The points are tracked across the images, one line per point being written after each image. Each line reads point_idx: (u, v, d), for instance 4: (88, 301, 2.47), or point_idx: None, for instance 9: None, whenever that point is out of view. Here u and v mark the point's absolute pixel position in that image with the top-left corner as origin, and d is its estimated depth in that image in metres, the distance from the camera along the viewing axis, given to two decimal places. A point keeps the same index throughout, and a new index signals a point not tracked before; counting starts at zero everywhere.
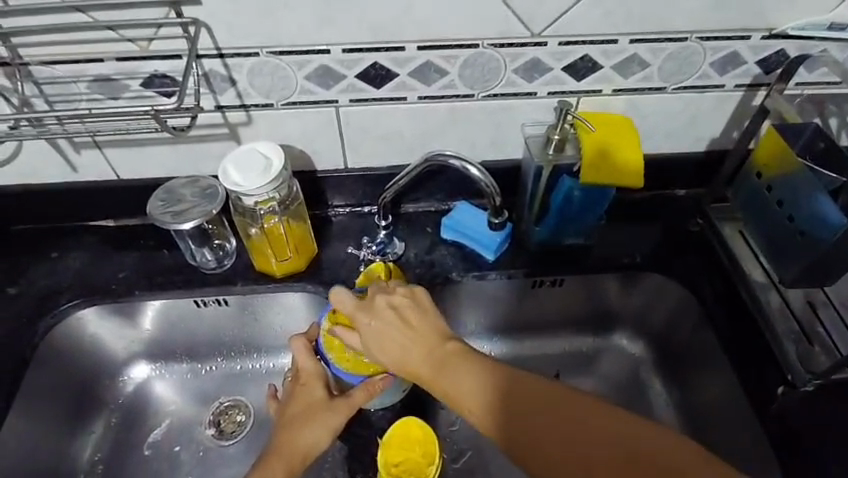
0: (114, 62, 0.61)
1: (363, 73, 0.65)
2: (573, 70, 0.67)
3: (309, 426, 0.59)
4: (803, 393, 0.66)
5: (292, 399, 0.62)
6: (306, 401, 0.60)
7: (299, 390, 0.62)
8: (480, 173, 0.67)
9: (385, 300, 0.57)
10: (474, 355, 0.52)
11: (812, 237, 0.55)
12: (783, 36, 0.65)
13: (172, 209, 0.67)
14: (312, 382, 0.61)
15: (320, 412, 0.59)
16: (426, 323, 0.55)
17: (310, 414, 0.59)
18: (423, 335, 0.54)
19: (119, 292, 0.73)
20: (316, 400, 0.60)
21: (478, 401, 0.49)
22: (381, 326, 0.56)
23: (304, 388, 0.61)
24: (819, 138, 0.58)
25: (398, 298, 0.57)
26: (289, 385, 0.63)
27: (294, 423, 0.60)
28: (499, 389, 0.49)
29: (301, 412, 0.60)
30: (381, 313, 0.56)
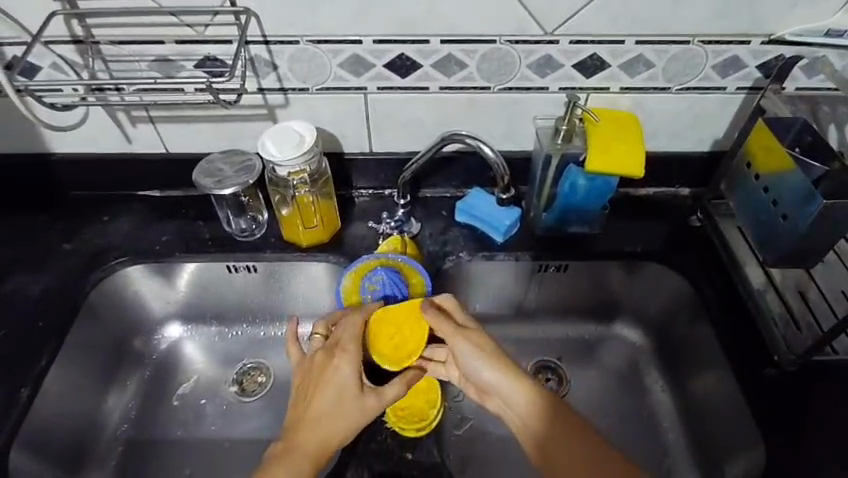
0: (173, 44, 0.69)
1: (391, 63, 0.72)
2: (582, 67, 0.73)
3: (339, 419, 0.59)
4: (787, 372, 0.71)
5: (322, 383, 0.60)
6: (340, 391, 0.59)
7: (333, 376, 0.60)
8: (494, 153, 0.74)
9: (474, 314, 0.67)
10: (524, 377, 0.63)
11: (794, 224, 0.64)
12: (781, 42, 0.70)
13: (214, 176, 0.75)
14: (349, 371, 0.60)
15: (353, 408, 0.59)
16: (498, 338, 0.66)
17: (343, 408, 0.59)
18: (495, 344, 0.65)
19: (162, 253, 0.81)
20: (351, 394, 0.60)
21: (534, 400, 0.61)
22: (475, 326, 0.66)
23: (340, 375, 0.60)
24: (805, 132, 0.68)
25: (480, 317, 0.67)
26: (319, 364, 0.62)
27: (324, 413, 0.59)
28: (541, 414, 0.60)
29: (334, 402, 0.59)
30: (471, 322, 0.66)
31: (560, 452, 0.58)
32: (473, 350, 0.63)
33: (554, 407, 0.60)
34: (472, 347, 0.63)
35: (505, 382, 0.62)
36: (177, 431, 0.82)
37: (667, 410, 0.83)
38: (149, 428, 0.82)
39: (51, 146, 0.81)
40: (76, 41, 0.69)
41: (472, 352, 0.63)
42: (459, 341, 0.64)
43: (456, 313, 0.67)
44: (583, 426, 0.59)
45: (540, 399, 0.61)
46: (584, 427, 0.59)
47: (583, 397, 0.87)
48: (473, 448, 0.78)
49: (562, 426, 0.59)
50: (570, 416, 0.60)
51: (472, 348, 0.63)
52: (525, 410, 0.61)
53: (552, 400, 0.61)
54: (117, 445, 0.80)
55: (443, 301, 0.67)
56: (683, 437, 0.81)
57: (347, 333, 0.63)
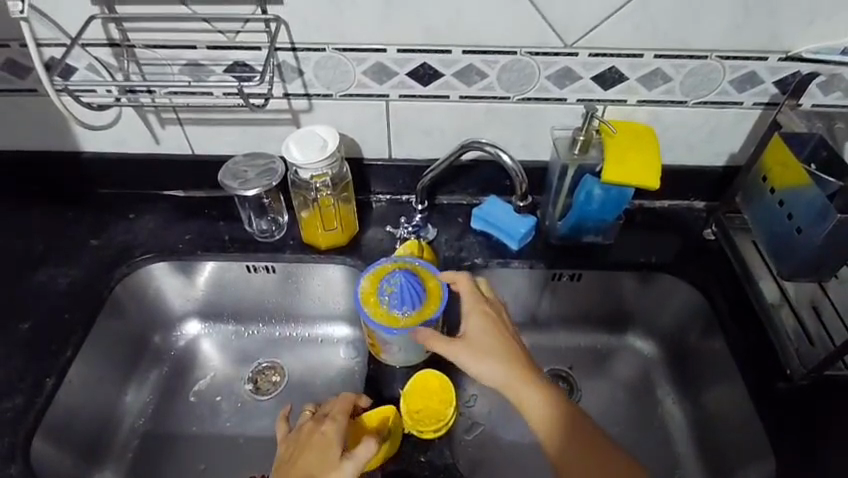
0: (205, 49, 0.72)
1: (413, 72, 0.74)
2: (601, 80, 0.74)
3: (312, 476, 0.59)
4: (799, 386, 0.71)
5: (306, 447, 0.63)
6: (318, 449, 0.62)
7: (317, 440, 0.63)
8: (511, 161, 0.76)
9: (478, 312, 0.68)
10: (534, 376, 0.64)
11: (811, 238, 0.65)
12: (798, 59, 0.71)
13: (239, 178, 0.77)
14: (333, 435, 0.63)
15: (326, 465, 0.60)
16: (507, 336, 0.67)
17: (319, 464, 0.60)
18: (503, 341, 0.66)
19: (184, 251, 0.83)
20: (330, 452, 0.61)
21: (545, 406, 0.62)
22: (488, 330, 0.66)
23: (323, 438, 0.63)
24: (821, 148, 0.68)
25: (487, 313, 0.68)
26: (306, 432, 0.65)
27: (301, 468, 0.60)
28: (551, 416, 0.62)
29: (312, 459, 0.61)
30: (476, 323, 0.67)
31: (568, 461, 0.60)
32: (472, 359, 0.65)
33: (564, 414, 0.62)
34: (480, 355, 0.64)
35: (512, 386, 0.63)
36: (193, 427, 0.84)
37: (680, 423, 0.83)
38: (166, 423, 0.84)
39: (81, 145, 0.84)
40: (113, 44, 0.71)
41: (474, 359, 0.64)
42: (464, 346, 0.65)
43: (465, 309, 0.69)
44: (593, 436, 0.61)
45: (552, 405, 0.62)
46: (594, 438, 0.61)
47: (594, 406, 0.87)
48: (483, 452, 0.79)
49: (571, 434, 0.61)
50: (582, 425, 0.62)
51: (483, 354, 0.64)
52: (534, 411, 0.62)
53: (563, 407, 0.62)
54: (134, 439, 0.82)
55: (461, 283, 0.70)
56: (694, 449, 0.80)
57: (337, 402, 0.66)
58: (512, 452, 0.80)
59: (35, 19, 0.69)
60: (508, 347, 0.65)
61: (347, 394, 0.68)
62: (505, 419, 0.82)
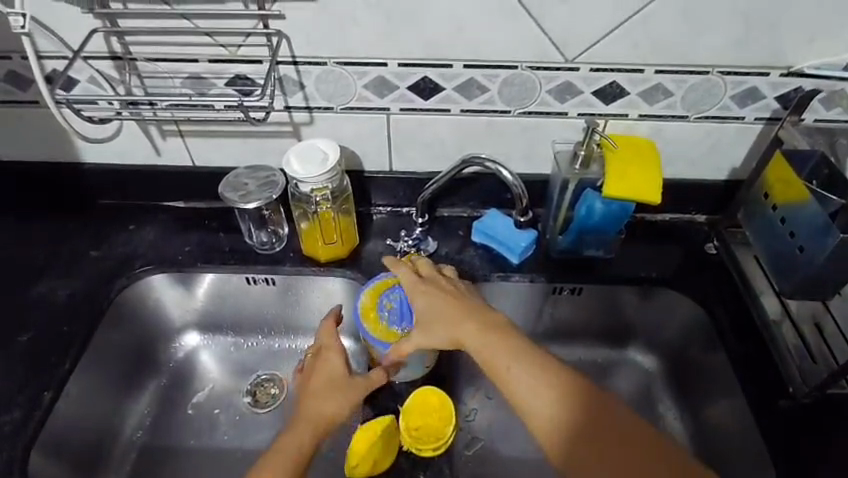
0: (207, 62, 0.72)
1: (414, 85, 0.74)
2: (602, 94, 0.74)
3: (330, 399, 0.66)
4: (802, 404, 0.70)
5: (314, 374, 0.68)
6: (328, 376, 0.67)
7: (322, 366, 0.68)
8: (513, 178, 0.75)
9: (423, 291, 0.68)
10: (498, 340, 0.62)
11: (812, 254, 0.64)
12: (800, 74, 0.71)
13: (239, 191, 0.77)
14: (335, 358, 0.68)
15: (340, 387, 0.66)
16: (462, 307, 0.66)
17: (332, 389, 0.66)
18: (457, 311, 0.65)
19: (184, 263, 0.83)
20: (339, 377, 0.67)
21: (514, 379, 0.60)
22: (435, 308, 0.66)
23: (328, 363, 0.68)
24: (823, 166, 0.68)
25: (436, 290, 0.68)
26: (311, 361, 0.70)
27: (317, 395, 0.66)
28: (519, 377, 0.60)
29: (324, 386, 0.67)
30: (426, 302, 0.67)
31: (544, 417, 0.58)
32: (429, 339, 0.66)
33: (536, 382, 0.59)
34: (430, 337, 0.66)
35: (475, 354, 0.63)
36: (191, 440, 0.83)
37: (681, 438, 0.82)
38: (164, 437, 0.84)
39: (83, 156, 0.84)
40: (115, 57, 0.72)
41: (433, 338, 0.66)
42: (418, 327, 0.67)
43: (412, 293, 0.69)
44: (571, 401, 0.58)
45: (522, 377, 0.60)
46: (573, 403, 0.58)
47: None
48: (483, 468, 0.79)
49: (548, 403, 0.58)
50: (559, 391, 0.58)
51: (436, 329, 0.65)
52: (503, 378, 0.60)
53: (535, 374, 0.59)
54: (132, 452, 0.81)
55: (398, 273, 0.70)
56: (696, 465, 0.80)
57: (326, 334, 0.70)
58: (511, 468, 0.79)
59: (37, 32, 0.69)
60: (463, 321, 0.64)
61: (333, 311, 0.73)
62: (505, 434, 0.81)
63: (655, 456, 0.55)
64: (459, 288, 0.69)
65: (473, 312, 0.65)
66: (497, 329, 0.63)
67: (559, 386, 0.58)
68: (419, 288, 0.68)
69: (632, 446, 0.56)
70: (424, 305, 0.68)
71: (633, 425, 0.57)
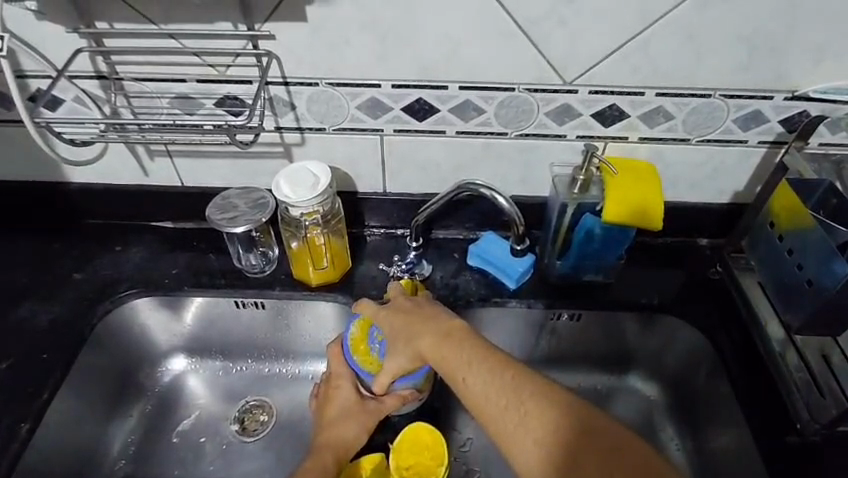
0: (195, 83, 0.70)
1: (409, 107, 0.72)
2: (602, 117, 0.72)
3: (347, 424, 0.66)
4: (810, 441, 0.67)
5: (329, 403, 0.70)
6: (343, 403, 0.69)
7: (336, 394, 0.70)
8: (507, 203, 0.73)
9: (385, 315, 0.65)
10: (465, 346, 0.56)
11: (820, 286, 0.63)
12: (806, 98, 0.69)
13: (227, 214, 0.74)
14: (347, 384, 0.70)
15: (356, 412, 0.67)
16: (427, 318, 0.61)
17: (347, 414, 0.67)
18: (422, 324, 0.61)
19: (171, 286, 0.81)
20: (353, 403, 0.68)
21: (484, 398, 0.53)
22: (398, 330, 0.62)
23: (341, 391, 0.69)
24: (830, 195, 0.66)
25: (402, 309, 0.64)
26: (325, 388, 0.71)
27: (333, 423, 0.67)
28: (490, 383, 0.53)
29: (339, 413, 0.68)
30: (393, 321, 0.64)
31: (519, 425, 0.50)
32: (402, 360, 0.62)
33: (507, 399, 0.52)
34: (397, 362, 0.62)
35: (443, 364, 0.57)
36: (176, 471, 0.81)
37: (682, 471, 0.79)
38: (147, 466, 0.81)
39: (68, 175, 0.82)
40: (101, 76, 0.70)
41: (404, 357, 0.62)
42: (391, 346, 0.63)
43: (377, 316, 0.66)
44: (546, 417, 0.49)
45: (491, 394, 0.52)
46: (549, 421, 0.49)
47: None
48: None
49: (522, 423, 0.50)
50: (532, 407, 0.50)
51: (405, 346, 0.61)
52: (472, 387, 0.54)
53: (505, 390, 0.52)
54: None
55: (364, 309, 0.67)
56: None
57: (335, 362, 0.71)
58: None
59: (20, 52, 0.68)
60: (426, 339, 0.59)
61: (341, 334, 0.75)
62: (502, 466, 0.78)
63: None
64: (422, 305, 0.63)
65: (438, 327, 0.59)
66: (463, 333, 0.58)
67: (532, 403, 0.50)
68: (385, 310, 0.65)
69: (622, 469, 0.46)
70: (391, 325, 0.64)
71: (622, 443, 0.48)
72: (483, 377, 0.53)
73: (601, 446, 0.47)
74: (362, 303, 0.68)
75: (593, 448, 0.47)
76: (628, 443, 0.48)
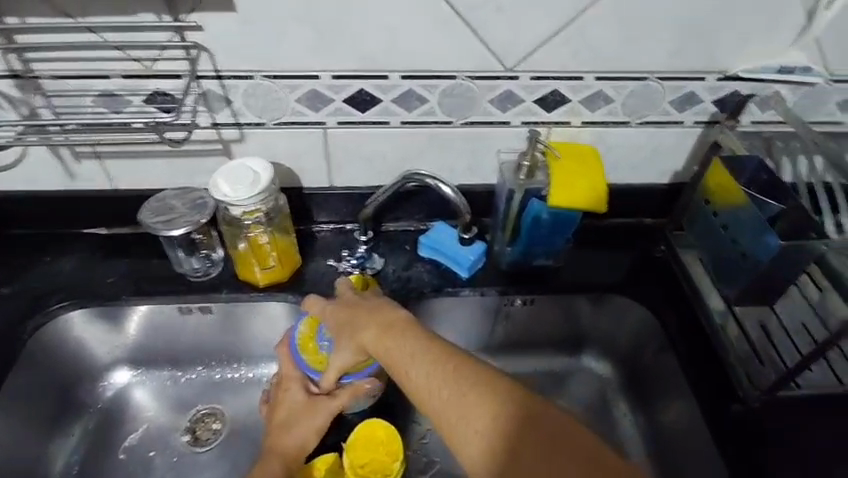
0: (121, 79, 0.66)
1: (350, 98, 0.70)
2: (544, 102, 0.73)
3: (298, 426, 0.65)
4: (753, 408, 0.70)
5: (278, 406, 0.67)
6: (292, 404, 0.66)
7: (285, 396, 0.67)
8: (454, 193, 0.72)
9: (333, 310, 0.64)
10: (408, 338, 0.56)
11: (755, 258, 0.65)
12: (736, 78, 0.71)
13: (164, 216, 0.71)
14: (296, 385, 0.67)
15: (306, 413, 0.65)
16: (372, 312, 0.61)
17: (297, 416, 0.65)
18: (367, 318, 0.60)
19: (108, 296, 0.76)
20: (303, 404, 0.66)
21: (426, 389, 0.52)
22: (344, 325, 0.62)
23: (289, 394, 0.67)
24: (761, 171, 0.69)
25: (347, 304, 0.64)
26: (274, 389, 0.69)
27: (283, 426, 0.65)
28: (431, 373, 0.52)
29: (289, 415, 0.66)
30: (339, 316, 0.63)
31: (460, 415, 0.49)
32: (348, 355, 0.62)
33: (448, 389, 0.51)
34: (344, 355, 0.62)
35: (387, 357, 0.56)
36: None
37: (636, 444, 0.82)
38: None
39: None
40: (15, 75, 0.65)
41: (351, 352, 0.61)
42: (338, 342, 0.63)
43: (324, 312, 0.65)
44: (486, 404, 0.49)
45: (433, 385, 0.52)
46: (491, 409, 0.48)
47: None
48: None
49: (462, 412, 0.49)
50: (472, 396, 0.50)
51: (351, 341, 0.61)
52: (415, 378, 0.53)
53: (447, 381, 0.51)
54: None
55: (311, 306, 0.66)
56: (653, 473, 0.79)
57: (283, 362, 0.68)
58: None
59: None
60: (371, 333, 0.59)
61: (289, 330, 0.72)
62: None
63: (590, 465, 0.44)
64: (369, 299, 0.63)
65: (383, 320, 0.59)
66: (408, 325, 0.58)
67: (473, 391, 0.50)
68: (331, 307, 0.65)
69: (565, 455, 0.45)
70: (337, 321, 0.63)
71: (561, 427, 0.46)
72: (425, 368, 0.53)
73: (541, 431, 0.46)
74: (310, 299, 0.67)
75: (534, 433, 0.46)
76: (570, 427, 0.47)
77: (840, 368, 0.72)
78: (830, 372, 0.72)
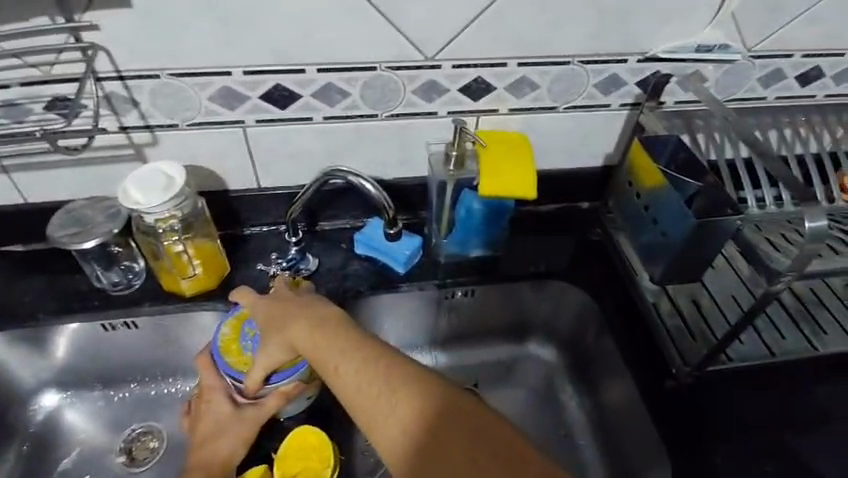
0: (14, 85, 0.62)
1: (267, 94, 0.67)
2: (469, 90, 0.72)
3: (224, 439, 0.63)
4: (686, 384, 0.71)
5: (201, 419, 0.66)
6: (217, 417, 0.65)
7: (208, 408, 0.66)
8: (375, 189, 0.71)
9: (263, 306, 0.62)
10: (338, 335, 0.54)
11: (672, 238, 0.68)
12: (655, 58, 0.72)
13: (73, 229, 0.66)
14: (220, 396, 0.66)
15: (232, 425, 0.64)
16: (302, 309, 0.58)
17: (222, 428, 0.64)
18: (297, 315, 0.58)
19: (23, 317, 0.72)
20: (228, 414, 0.65)
21: (353, 388, 0.51)
22: (274, 320, 0.60)
23: (211, 406, 0.65)
24: (680, 150, 0.70)
25: (278, 300, 0.61)
26: (198, 402, 0.67)
27: (208, 439, 0.64)
28: (359, 371, 0.51)
29: (214, 428, 0.64)
30: (269, 312, 0.61)
31: (386, 414, 0.48)
32: (274, 350, 0.59)
33: (376, 387, 0.50)
34: (270, 354, 0.59)
35: (315, 356, 0.54)
36: None
37: (582, 426, 0.83)
38: None
39: None
40: None
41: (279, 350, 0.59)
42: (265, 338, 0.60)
43: (255, 308, 0.63)
44: (413, 403, 0.48)
45: (360, 384, 0.50)
46: (419, 407, 0.48)
47: None
48: None
49: (389, 411, 0.48)
50: (399, 394, 0.48)
51: (278, 337, 0.58)
52: (343, 376, 0.51)
53: (376, 379, 0.50)
54: None
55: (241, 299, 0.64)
56: (599, 453, 0.80)
57: (205, 373, 0.66)
58: None
59: None
60: (300, 331, 0.56)
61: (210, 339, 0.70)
62: None
63: (513, 462, 0.44)
64: (304, 297, 0.61)
65: (313, 317, 0.57)
66: (340, 322, 0.56)
67: (400, 389, 0.49)
68: (262, 303, 0.62)
69: (488, 454, 0.45)
70: (268, 318, 0.61)
71: (487, 425, 0.46)
72: (354, 366, 0.51)
73: (467, 429, 0.46)
74: (240, 291, 0.65)
75: (459, 432, 0.46)
76: (496, 424, 0.47)
77: (768, 336, 0.74)
78: (761, 342, 0.73)
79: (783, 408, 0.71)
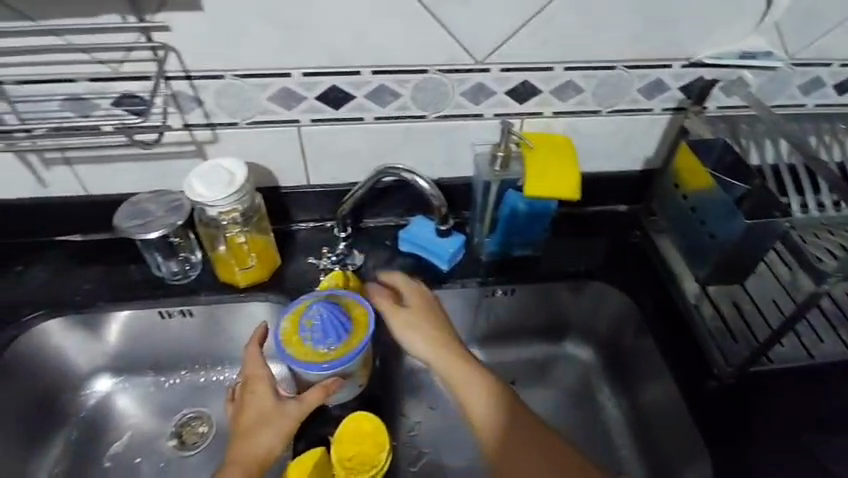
0: (87, 82, 0.66)
1: (323, 95, 0.70)
2: (516, 93, 0.74)
3: (263, 430, 0.64)
4: (727, 385, 0.72)
5: (243, 409, 0.66)
6: (259, 408, 0.66)
7: (251, 399, 0.66)
8: (429, 186, 0.73)
9: (411, 294, 0.72)
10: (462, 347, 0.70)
11: (720, 239, 0.70)
12: (700, 64, 0.73)
13: (138, 220, 0.70)
14: (263, 387, 0.66)
15: (272, 417, 0.65)
16: (442, 317, 0.72)
17: (263, 420, 0.65)
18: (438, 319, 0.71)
19: (84, 302, 0.76)
20: (270, 406, 0.65)
21: (469, 389, 0.66)
22: (424, 312, 0.71)
23: (254, 397, 0.66)
24: (726, 152, 0.73)
25: (427, 297, 0.73)
26: (241, 392, 0.68)
27: (247, 430, 0.64)
28: (478, 380, 0.67)
29: (255, 419, 0.65)
30: (419, 302, 0.72)
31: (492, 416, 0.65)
32: (419, 329, 0.69)
33: (488, 395, 0.66)
34: (415, 333, 0.69)
35: (446, 356, 0.68)
36: None
37: (618, 425, 0.84)
38: None
39: None
40: None
41: (419, 334, 0.69)
42: (407, 320, 0.70)
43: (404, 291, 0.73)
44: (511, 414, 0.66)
45: (476, 388, 0.66)
46: (514, 417, 0.66)
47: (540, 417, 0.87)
48: None
49: (495, 415, 0.65)
50: (504, 406, 0.66)
51: (422, 326, 0.70)
52: (465, 376, 0.67)
53: (488, 390, 0.66)
54: None
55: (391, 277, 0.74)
56: (635, 452, 0.81)
57: (251, 364, 0.68)
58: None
59: None
60: (438, 333, 0.69)
61: (261, 328, 0.72)
62: (452, 447, 0.79)
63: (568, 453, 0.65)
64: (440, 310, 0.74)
65: (446, 327, 0.71)
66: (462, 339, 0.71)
67: (505, 404, 0.66)
68: (410, 292, 0.73)
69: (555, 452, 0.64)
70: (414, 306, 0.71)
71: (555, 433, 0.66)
72: (474, 374, 0.67)
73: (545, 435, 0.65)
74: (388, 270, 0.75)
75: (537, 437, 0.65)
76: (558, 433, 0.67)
77: (807, 340, 0.76)
78: (801, 345, 0.75)
79: (823, 413, 0.71)
